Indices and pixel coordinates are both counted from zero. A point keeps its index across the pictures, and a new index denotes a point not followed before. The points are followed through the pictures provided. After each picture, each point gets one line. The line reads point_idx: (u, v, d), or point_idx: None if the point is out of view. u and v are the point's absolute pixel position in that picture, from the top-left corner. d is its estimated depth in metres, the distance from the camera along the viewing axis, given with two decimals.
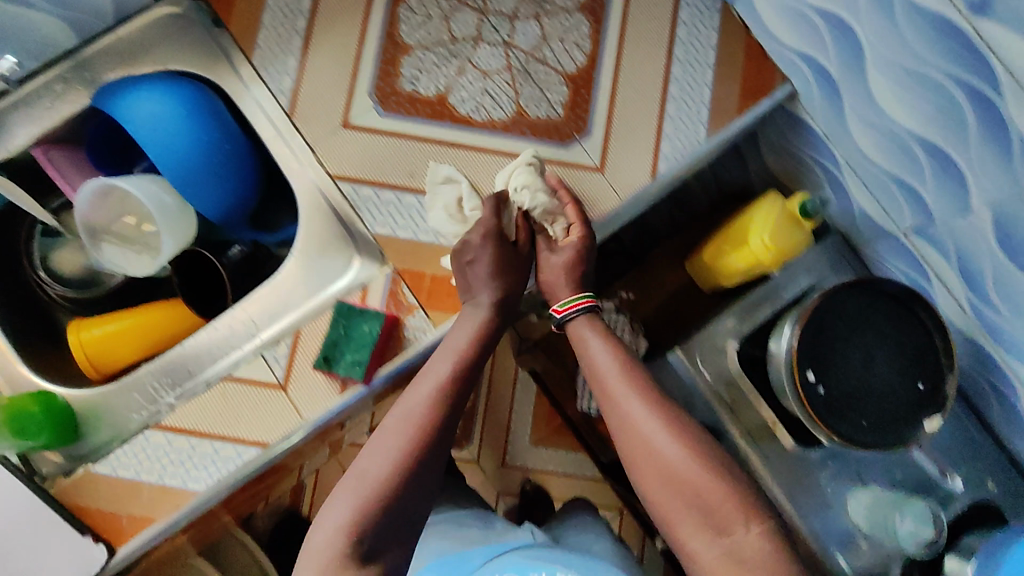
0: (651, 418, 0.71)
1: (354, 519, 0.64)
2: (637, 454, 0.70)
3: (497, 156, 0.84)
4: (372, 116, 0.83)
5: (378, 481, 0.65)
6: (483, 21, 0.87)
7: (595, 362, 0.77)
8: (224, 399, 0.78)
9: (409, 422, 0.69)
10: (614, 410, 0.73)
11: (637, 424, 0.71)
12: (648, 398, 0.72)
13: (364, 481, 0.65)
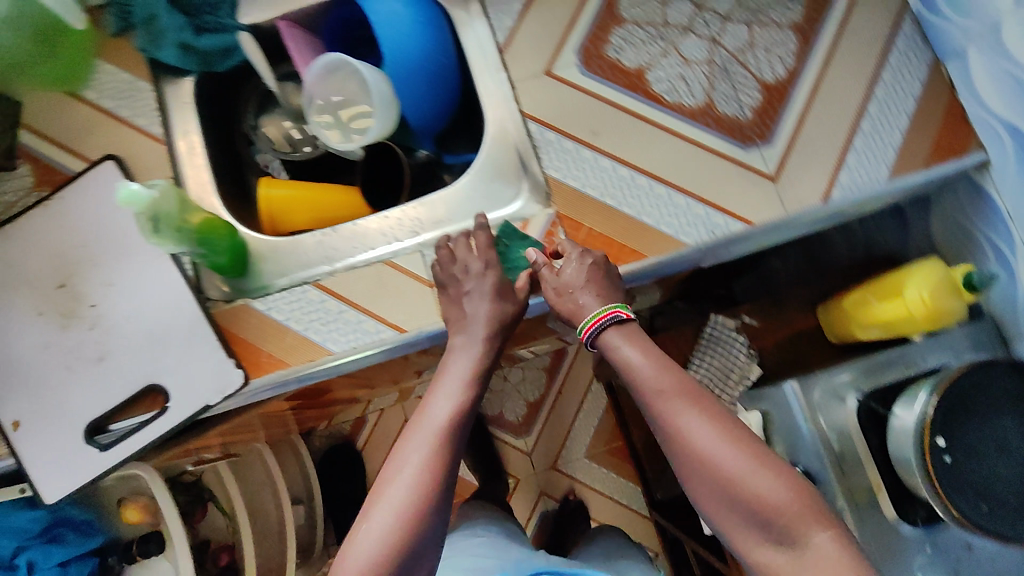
0: (692, 410, 0.76)
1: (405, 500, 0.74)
2: (664, 399, 0.77)
3: (678, 137, 0.88)
4: (575, 71, 0.90)
5: (444, 436, 0.79)
6: (696, 15, 0.92)
7: (628, 359, 0.81)
8: (378, 279, 0.85)
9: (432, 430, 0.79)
10: (665, 413, 0.77)
11: (654, 388, 0.78)
12: (648, 378, 0.79)
13: (432, 426, 0.80)
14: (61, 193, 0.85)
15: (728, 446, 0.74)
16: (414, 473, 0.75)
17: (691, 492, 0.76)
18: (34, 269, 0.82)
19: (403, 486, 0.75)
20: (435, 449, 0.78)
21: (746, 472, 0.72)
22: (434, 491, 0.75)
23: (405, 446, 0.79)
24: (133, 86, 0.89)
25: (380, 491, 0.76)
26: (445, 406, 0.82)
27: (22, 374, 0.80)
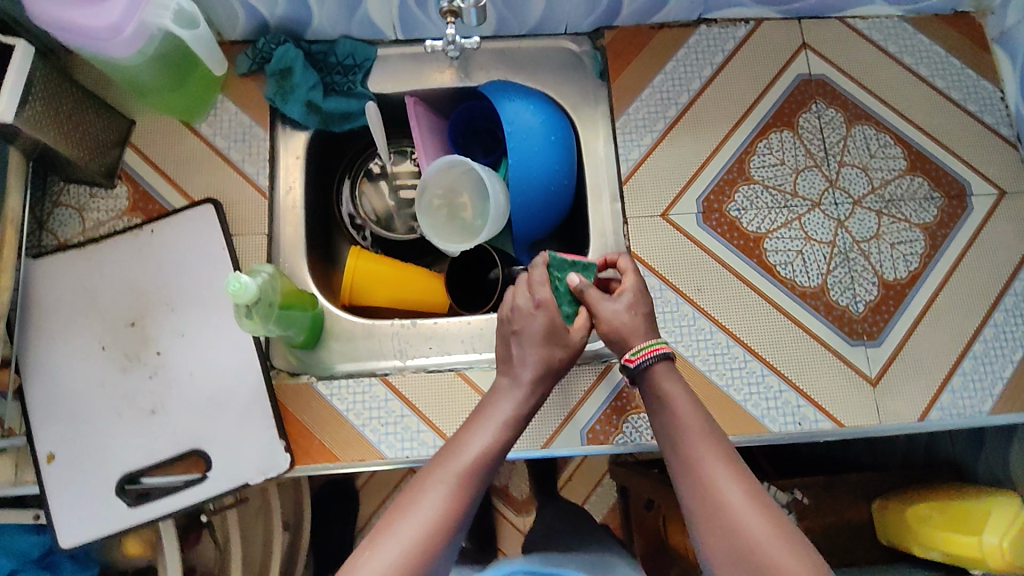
0: (721, 465, 0.63)
1: (415, 536, 0.59)
2: (700, 452, 0.64)
3: (784, 315, 0.85)
4: (693, 220, 0.88)
5: (470, 477, 0.63)
6: (828, 191, 0.89)
7: (668, 397, 0.68)
8: (448, 389, 0.81)
9: (465, 460, 0.64)
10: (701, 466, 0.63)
11: (691, 441, 0.65)
12: (690, 433, 0.65)
13: (460, 458, 0.64)
14: (153, 227, 0.83)
15: (756, 507, 0.59)
16: (428, 511, 0.60)
17: (704, 558, 0.60)
18: (107, 301, 0.80)
19: (411, 527, 0.59)
20: (465, 488, 0.62)
21: (771, 538, 0.57)
22: (441, 538, 0.59)
23: (424, 479, 0.63)
24: (250, 131, 0.88)
25: (388, 524, 0.60)
26: (479, 440, 0.66)
27: (70, 407, 0.77)
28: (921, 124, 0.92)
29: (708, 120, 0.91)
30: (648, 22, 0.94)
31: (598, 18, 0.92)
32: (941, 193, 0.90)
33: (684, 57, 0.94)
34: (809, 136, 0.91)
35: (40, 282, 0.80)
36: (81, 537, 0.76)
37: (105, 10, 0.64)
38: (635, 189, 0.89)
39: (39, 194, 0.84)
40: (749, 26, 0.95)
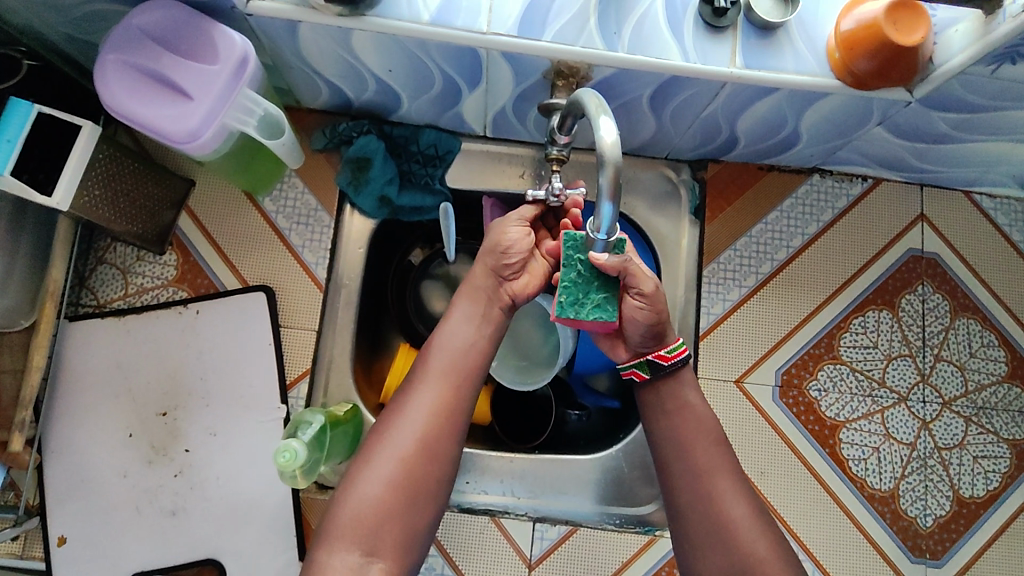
0: (727, 478, 0.63)
1: (401, 445, 0.59)
2: (709, 467, 0.64)
3: (847, 517, 0.79)
4: (769, 394, 0.82)
5: (454, 364, 0.63)
6: (918, 385, 0.83)
7: (687, 402, 0.66)
8: (481, 533, 0.77)
9: (442, 367, 0.62)
10: (714, 477, 0.63)
11: (698, 452, 0.65)
12: (702, 449, 0.64)
13: (443, 361, 0.63)
14: (198, 307, 0.77)
15: (757, 522, 0.62)
16: (419, 414, 0.60)
17: (700, 566, 0.62)
18: (140, 385, 0.75)
19: (409, 429, 0.59)
20: (443, 397, 0.61)
21: (772, 559, 0.60)
22: (438, 430, 0.60)
23: (416, 379, 0.62)
24: (315, 215, 0.81)
25: (382, 434, 0.60)
26: (461, 318, 0.65)
27: (86, 494, 0.72)
28: None
29: (804, 282, 0.85)
30: (759, 162, 0.87)
31: (707, 150, 0.84)
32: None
33: (790, 208, 0.86)
34: (910, 319, 0.84)
35: (74, 351, 0.75)
36: None
37: (193, 113, 0.60)
38: (713, 342, 0.83)
39: (84, 247, 0.79)
40: (865, 185, 0.87)
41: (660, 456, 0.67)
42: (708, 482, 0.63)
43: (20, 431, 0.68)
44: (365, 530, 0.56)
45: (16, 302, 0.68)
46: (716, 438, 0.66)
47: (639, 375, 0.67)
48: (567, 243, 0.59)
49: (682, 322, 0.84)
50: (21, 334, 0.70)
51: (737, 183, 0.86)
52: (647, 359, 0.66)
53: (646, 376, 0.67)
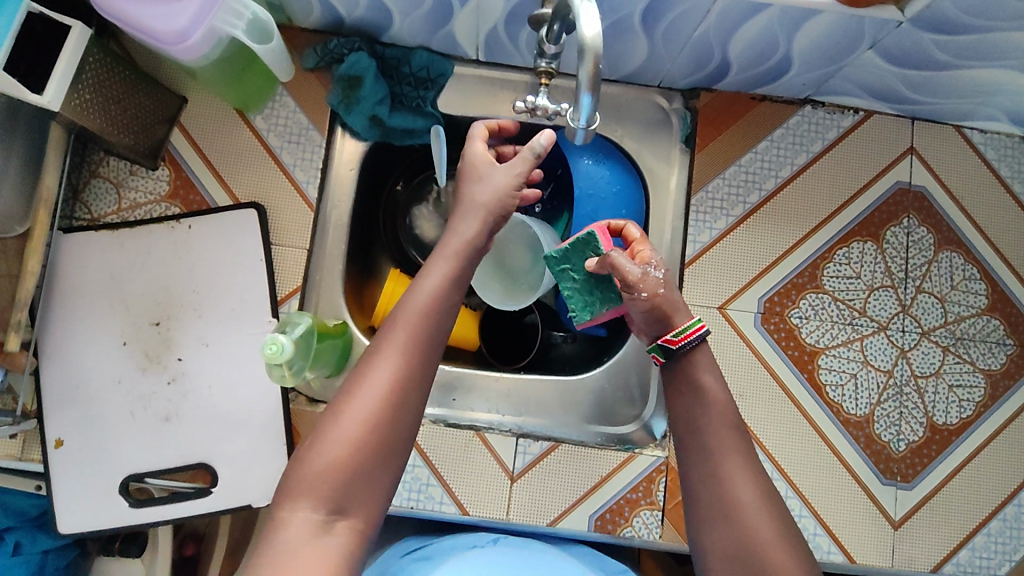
0: (734, 458, 0.62)
1: (367, 402, 0.54)
2: (716, 447, 0.63)
3: (822, 438, 0.82)
4: (750, 320, 0.83)
5: (419, 326, 0.57)
6: (898, 315, 0.84)
7: (704, 389, 0.65)
8: (465, 446, 0.79)
9: (413, 320, 0.57)
10: (724, 460, 0.62)
11: (710, 435, 0.63)
12: (713, 432, 0.63)
13: (413, 313, 0.57)
14: (190, 222, 0.79)
15: (763, 508, 0.60)
16: (380, 379, 0.55)
17: (704, 543, 0.60)
18: (133, 296, 0.76)
19: (373, 390, 0.55)
20: (413, 354, 0.56)
21: (774, 542, 0.58)
22: (404, 390, 0.56)
23: (382, 339, 0.57)
24: (306, 134, 0.82)
25: (342, 401, 0.55)
26: (433, 279, 0.60)
27: (81, 399, 0.74)
28: (1014, 261, 0.86)
29: (790, 212, 0.85)
30: (750, 92, 0.87)
31: (698, 78, 0.85)
32: (1014, 340, 0.85)
33: (780, 139, 0.87)
34: (894, 251, 0.85)
35: (69, 262, 0.76)
36: (76, 528, 0.74)
37: (179, 14, 0.61)
38: (699, 270, 0.84)
39: (78, 160, 0.79)
40: (857, 117, 0.88)
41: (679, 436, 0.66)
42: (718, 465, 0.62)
43: (17, 332, 0.69)
44: (329, 486, 0.52)
45: (9, 207, 0.69)
46: (729, 421, 0.64)
47: (657, 358, 0.68)
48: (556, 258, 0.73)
49: (668, 250, 0.86)
50: (17, 240, 0.70)
51: (728, 112, 0.87)
52: (659, 343, 0.67)
53: (663, 360, 0.67)
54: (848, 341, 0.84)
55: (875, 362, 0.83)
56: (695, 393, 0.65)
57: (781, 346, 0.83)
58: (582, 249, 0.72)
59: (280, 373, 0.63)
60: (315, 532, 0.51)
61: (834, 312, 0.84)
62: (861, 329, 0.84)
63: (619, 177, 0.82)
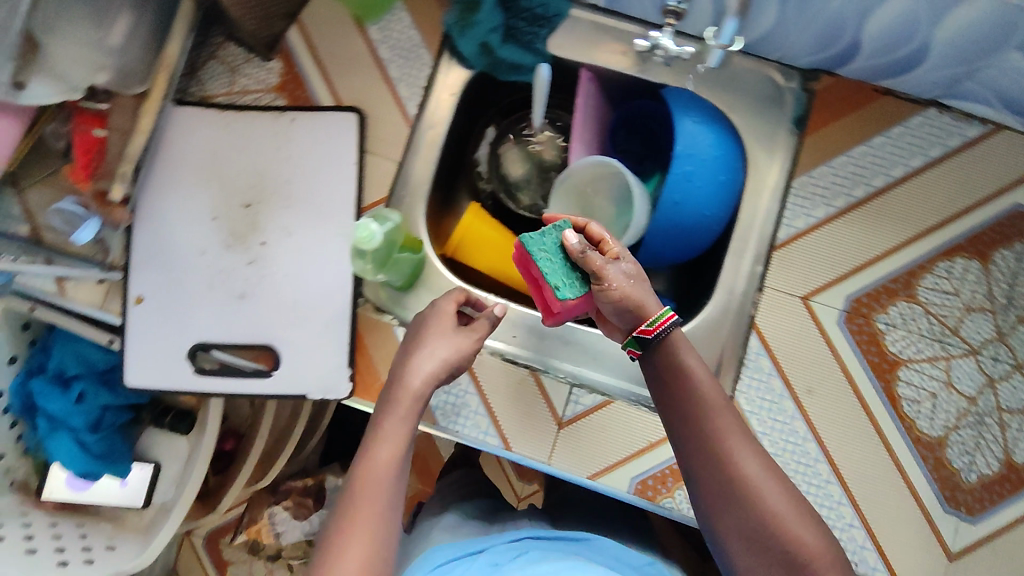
0: (737, 436, 0.62)
1: None
2: (718, 430, 0.62)
3: (887, 450, 0.78)
4: (833, 317, 0.79)
5: (383, 489, 0.57)
6: (994, 342, 0.79)
7: (691, 370, 0.64)
8: (519, 382, 0.80)
9: (364, 492, 0.57)
10: (723, 441, 0.62)
11: (710, 416, 0.63)
12: (710, 421, 0.62)
13: (369, 475, 0.57)
14: (294, 115, 0.80)
15: (773, 481, 0.60)
16: (359, 546, 0.54)
17: (720, 526, 0.61)
18: (229, 176, 0.79)
19: (358, 549, 0.54)
20: (381, 517, 0.56)
21: (790, 512, 0.59)
22: (383, 545, 0.55)
23: (344, 512, 0.56)
24: (416, 51, 0.83)
25: (323, 569, 0.53)
26: (381, 449, 0.59)
27: (166, 262, 0.77)
28: None
29: (895, 214, 0.81)
30: (872, 84, 0.83)
31: (821, 58, 0.81)
32: None
33: (897, 137, 0.82)
34: (1002, 275, 0.80)
35: (175, 132, 0.79)
36: (141, 382, 0.78)
37: None
38: (787, 256, 0.80)
39: (200, 41, 0.82)
40: (987, 127, 0.82)
41: (671, 430, 0.66)
42: (719, 442, 0.62)
43: (121, 183, 0.73)
44: None
45: (133, 65, 0.73)
46: (717, 402, 0.63)
47: (635, 352, 0.68)
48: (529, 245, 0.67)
49: (760, 228, 0.81)
50: (134, 99, 0.74)
51: (845, 100, 0.83)
52: (634, 336, 0.66)
53: (641, 352, 0.67)
54: (935, 359, 0.79)
55: (960, 386, 0.78)
56: (692, 383, 0.64)
57: (859, 350, 0.79)
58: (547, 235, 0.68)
59: (363, 264, 0.70)
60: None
61: (924, 325, 0.79)
62: (951, 349, 0.79)
63: (722, 142, 0.77)
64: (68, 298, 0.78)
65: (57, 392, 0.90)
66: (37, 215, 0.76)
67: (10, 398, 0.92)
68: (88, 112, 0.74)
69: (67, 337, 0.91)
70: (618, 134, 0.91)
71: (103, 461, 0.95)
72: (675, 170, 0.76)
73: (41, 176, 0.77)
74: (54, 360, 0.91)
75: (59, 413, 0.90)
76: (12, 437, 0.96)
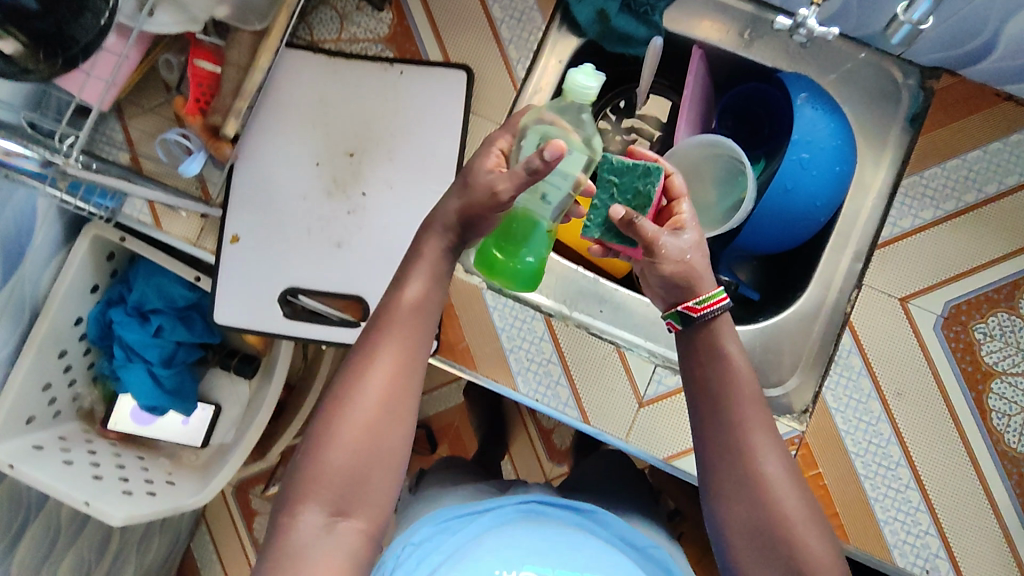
0: (763, 434, 0.60)
1: (360, 417, 0.56)
2: (745, 420, 0.61)
3: (972, 462, 0.76)
4: (931, 322, 0.78)
5: (409, 326, 0.60)
6: None
7: (729, 361, 0.63)
8: (603, 358, 0.79)
9: (393, 338, 0.59)
10: (748, 437, 0.60)
11: (737, 405, 0.61)
12: (737, 406, 0.61)
13: (394, 318, 0.60)
14: (402, 68, 0.79)
15: (790, 483, 0.59)
16: (358, 420, 0.56)
17: (722, 514, 0.60)
18: (335, 123, 0.78)
19: (359, 423, 0.56)
20: (398, 368, 0.58)
21: (800, 515, 0.58)
22: (388, 428, 0.57)
23: (367, 344, 0.59)
24: (529, 14, 0.80)
25: (323, 434, 0.56)
26: (409, 292, 0.61)
27: (266, 203, 0.77)
28: None
29: (1006, 224, 0.78)
30: (1000, 88, 0.79)
31: (949, 55, 0.77)
32: None
33: (1014, 145, 0.79)
34: None
35: (284, 74, 0.79)
36: (231, 321, 0.78)
37: None
38: (889, 256, 0.79)
39: None
40: None
41: (696, 412, 0.64)
42: (744, 438, 0.60)
43: (235, 118, 0.72)
44: (335, 487, 0.55)
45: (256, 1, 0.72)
46: (749, 396, 0.62)
47: (672, 325, 0.66)
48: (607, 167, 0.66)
49: (861, 229, 0.81)
50: (252, 36, 0.72)
51: (970, 101, 0.79)
52: (678, 310, 0.64)
53: (679, 329, 0.65)
54: None
55: None
56: (726, 362, 0.63)
57: (953, 357, 0.77)
58: (637, 180, 0.65)
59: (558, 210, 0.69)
60: (323, 533, 0.54)
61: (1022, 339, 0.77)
62: None
63: (841, 133, 0.76)
64: (164, 230, 0.78)
65: (135, 323, 0.91)
66: (139, 143, 0.77)
67: (88, 325, 0.92)
68: (202, 46, 0.73)
69: (149, 272, 0.91)
70: (724, 117, 0.89)
71: (172, 395, 0.97)
72: (792, 156, 0.76)
73: (148, 105, 0.77)
74: (135, 293, 0.91)
75: (136, 345, 0.91)
76: (85, 365, 0.97)
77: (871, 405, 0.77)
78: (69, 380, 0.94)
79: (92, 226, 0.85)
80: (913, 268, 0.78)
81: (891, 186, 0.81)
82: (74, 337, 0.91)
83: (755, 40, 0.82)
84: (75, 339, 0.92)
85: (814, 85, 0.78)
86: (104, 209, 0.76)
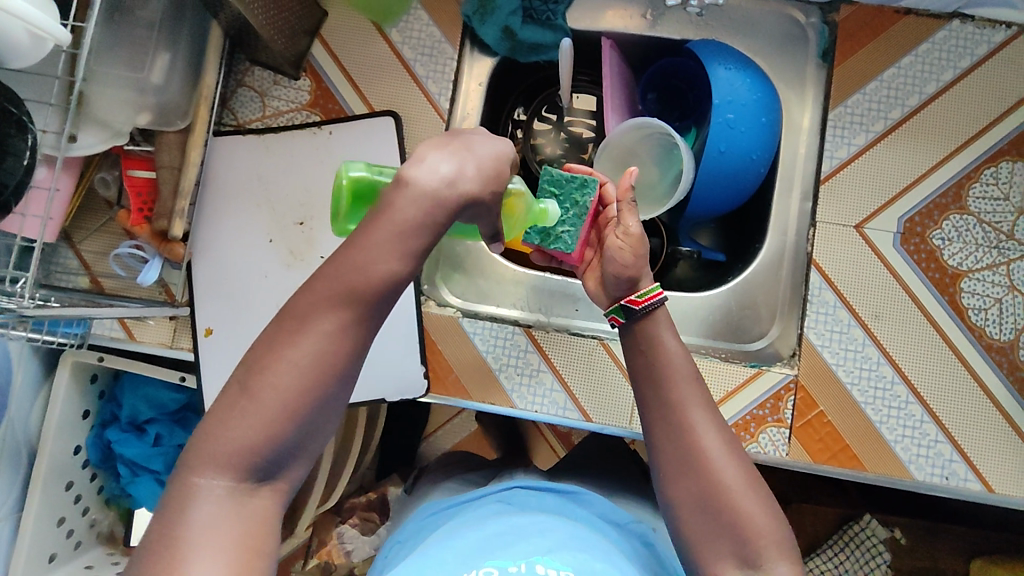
0: (699, 412, 0.60)
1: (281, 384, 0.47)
2: (680, 401, 0.61)
3: (963, 363, 0.78)
4: (889, 241, 0.80)
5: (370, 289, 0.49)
6: None
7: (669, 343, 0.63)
8: (591, 355, 0.80)
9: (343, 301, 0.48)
10: (686, 416, 0.60)
11: (670, 388, 0.61)
12: (676, 384, 0.61)
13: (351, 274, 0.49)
14: (331, 128, 0.81)
15: (729, 454, 0.58)
16: (322, 339, 0.48)
17: (673, 494, 0.58)
18: (280, 196, 0.80)
19: None
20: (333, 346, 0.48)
21: (742, 485, 0.56)
22: (319, 396, 0.48)
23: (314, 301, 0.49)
24: (439, 46, 0.82)
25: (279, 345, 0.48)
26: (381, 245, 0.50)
27: (230, 290, 0.79)
28: None
29: (937, 129, 0.81)
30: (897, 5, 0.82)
31: None
32: None
33: (925, 54, 0.81)
34: None
35: (219, 162, 0.80)
36: None
37: None
38: (836, 187, 0.81)
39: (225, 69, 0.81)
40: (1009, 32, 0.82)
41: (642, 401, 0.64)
42: (686, 421, 0.60)
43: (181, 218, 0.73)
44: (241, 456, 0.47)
45: (174, 101, 0.72)
46: (685, 379, 0.62)
47: (616, 320, 0.67)
48: (545, 178, 0.71)
49: (803, 168, 0.85)
50: (177, 135, 0.73)
51: (874, 23, 0.82)
52: (621, 304, 0.65)
53: (623, 322, 0.66)
54: (995, 263, 0.80)
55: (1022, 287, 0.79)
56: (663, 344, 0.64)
57: (918, 267, 0.80)
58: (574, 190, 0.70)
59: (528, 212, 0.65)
60: None
61: (979, 231, 0.80)
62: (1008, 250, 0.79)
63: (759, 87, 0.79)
64: (137, 340, 0.78)
65: (134, 437, 0.92)
66: (93, 264, 0.78)
67: (88, 451, 0.93)
68: (133, 155, 0.74)
69: (135, 384, 0.92)
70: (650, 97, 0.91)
71: None
72: (718, 120, 0.79)
73: (93, 225, 0.78)
74: (126, 408, 0.92)
75: (139, 459, 0.92)
76: (95, 490, 0.96)
77: (853, 334, 0.79)
78: (82, 508, 0.94)
79: (69, 354, 0.85)
80: (860, 193, 0.81)
81: (822, 121, 0.84)
82: (76, 465, 0.91)
83: (656, 19, 0.86)
84: (78, 467, 0.92)
85: (724, 48, 0.82)
86: (72, 337, 0.76)
